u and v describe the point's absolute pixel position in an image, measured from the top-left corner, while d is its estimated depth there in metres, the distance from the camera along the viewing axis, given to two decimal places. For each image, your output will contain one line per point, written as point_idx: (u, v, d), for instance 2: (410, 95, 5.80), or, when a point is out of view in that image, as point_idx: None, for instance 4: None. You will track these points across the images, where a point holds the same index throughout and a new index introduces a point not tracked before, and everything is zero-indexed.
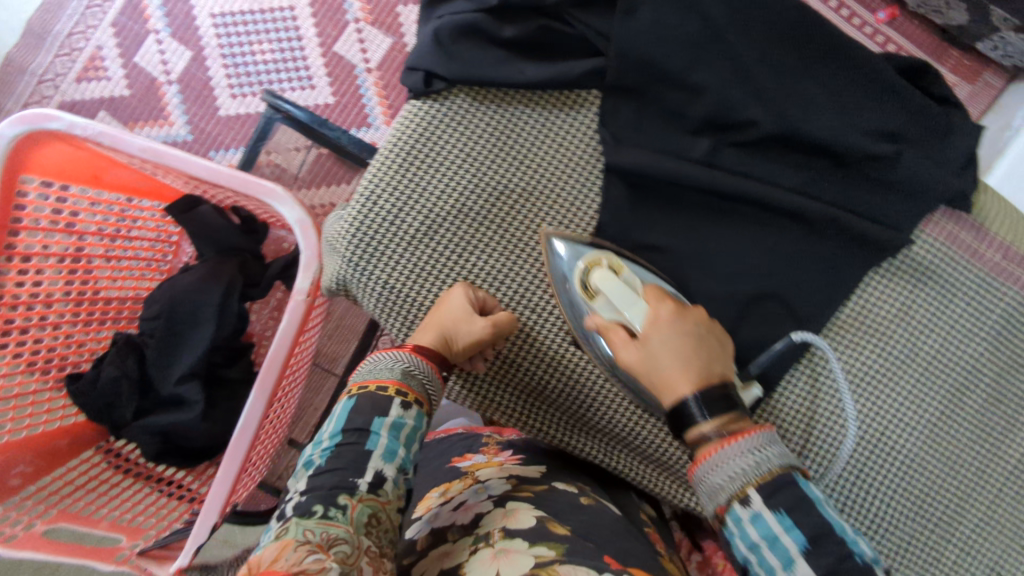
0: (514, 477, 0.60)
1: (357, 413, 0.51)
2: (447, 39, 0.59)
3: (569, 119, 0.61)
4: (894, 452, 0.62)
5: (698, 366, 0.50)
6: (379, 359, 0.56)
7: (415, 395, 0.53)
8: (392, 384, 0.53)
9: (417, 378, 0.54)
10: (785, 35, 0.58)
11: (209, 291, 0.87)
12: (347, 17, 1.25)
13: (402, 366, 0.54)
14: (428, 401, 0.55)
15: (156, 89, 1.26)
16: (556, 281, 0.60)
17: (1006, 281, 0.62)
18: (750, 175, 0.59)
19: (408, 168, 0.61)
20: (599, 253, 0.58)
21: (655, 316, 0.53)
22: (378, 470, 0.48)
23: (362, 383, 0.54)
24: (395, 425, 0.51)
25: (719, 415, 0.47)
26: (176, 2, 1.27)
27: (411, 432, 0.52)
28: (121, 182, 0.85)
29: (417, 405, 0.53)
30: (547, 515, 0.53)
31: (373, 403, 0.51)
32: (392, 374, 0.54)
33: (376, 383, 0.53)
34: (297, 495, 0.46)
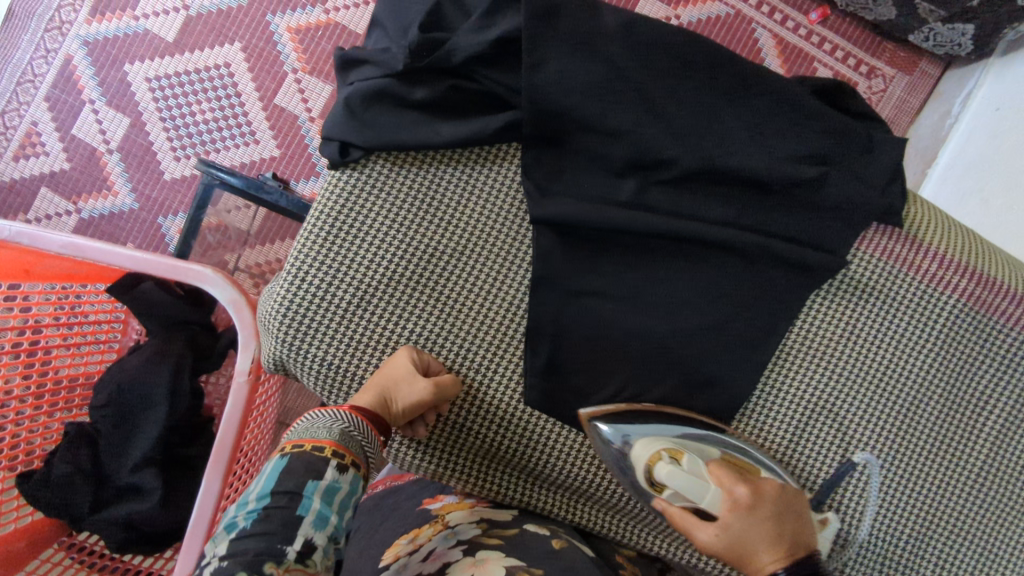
0: (483, 520, 0.60)
1: (288, 475, 0.49)
2: (359, 106, 0.58)
3: (492, 175, 0.61)
4: (850, 476, 0.62)
5: (786, 545, 0.51)
6: (317, 418, 0.55)
7: (352, 457, 0.52)
8: (329, 445, 0.51)
9: (354, 440, 0.53)
10: (698, 71, 0.58)
11: (158, 373, 0.85)
12: (284, 68, 1.24)
13: (339, 427, 0.53)
14: (365, 462, 0.54)
15: (96, 158, 1.24)
16: (609, 461, 0.59)
17: (947, 291, 0.62)
18: (679, 211, 0.59)
19: (333, 241, 0.59)
20: (655, 440, 0.56)
21: (732, 499, 0.53)
22: (307, 538, 0.46)
23: (298, 442, 0.52)
24: (329, 489, 0.49)
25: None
26: (108, 69, 1.24)
27: (345, 497, 0.50)
28: (55, 272, 0.81)
29: (353, 468, 0.52)
30: (519, 564, 0.51)
31: (308, 464, 0.50)
32: (328, 434, 0.52)
33: (313, 443, 0.51)
34: (216, 561, 0.44)
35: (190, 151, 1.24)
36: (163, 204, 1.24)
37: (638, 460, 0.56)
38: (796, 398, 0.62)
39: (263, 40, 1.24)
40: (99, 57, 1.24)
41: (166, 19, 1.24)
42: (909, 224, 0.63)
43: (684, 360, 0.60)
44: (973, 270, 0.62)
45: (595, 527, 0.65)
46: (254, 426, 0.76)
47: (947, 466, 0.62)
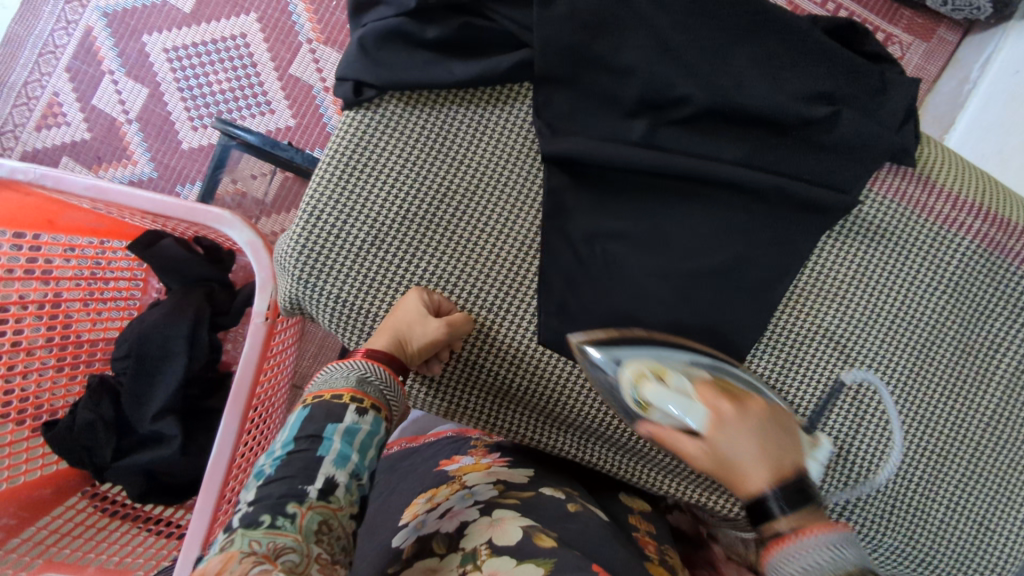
0: (500, 483, 0.61)
1: (310, 421, 0.51)
2: (373, 45, 0.58)
3: (504, 114, 0.61)
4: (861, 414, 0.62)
5: (773, 461, 0.50)
6: (335, 369, 0.56)
7: (372, 401, 0.53)
8: (347, 392, 0.52)
9: (372, 384, 0.54)
10: (709, 10, 0.58)
11: (176, 325, 0.87)
12: (300, 38, 1.25)
13: (356, 374, 0.54)
14: (387, 406, 0.55)
15: (116, 129, 1.26)
16: (605, 389, 0.57)
17: (959, 232, 0.62)
18: (689, 151, 0.60)
19: (349, 181, 0.60)
20: (642, 360, 0.55)
21: (717, 415, 0.52)
22: (329, 476, 0.48)
23: (316, 393, 0.53)
24: (349, 430, 0.50)
25: (801, 509, 0.47)
26: (127, 40, 1.26)
27: (366, 438, 0.51)
28: (77, 225, 0.83)
29: (374, 411, 0.53)
30: (534, 525, 0.52)
31: (327, 411, 0.51)
32: (346, 382, 0.53)
33: (331, 392, 0.53)
34: (244, 506, 0.46)
35: (207, 120, 1.26)
36: (181, 173, 1.27)
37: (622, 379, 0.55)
38: (805, 343, 0.62)
39: (279, 11, 1.25)
40: (118, 28, 1.26)
41: None
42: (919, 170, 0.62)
43: (694, 302, 0.61)
44: (987, 212, 0.62)
45: (598, 463, 0.66)
46: (271, 375, 0.78)
47: (957, 407, 0.62)
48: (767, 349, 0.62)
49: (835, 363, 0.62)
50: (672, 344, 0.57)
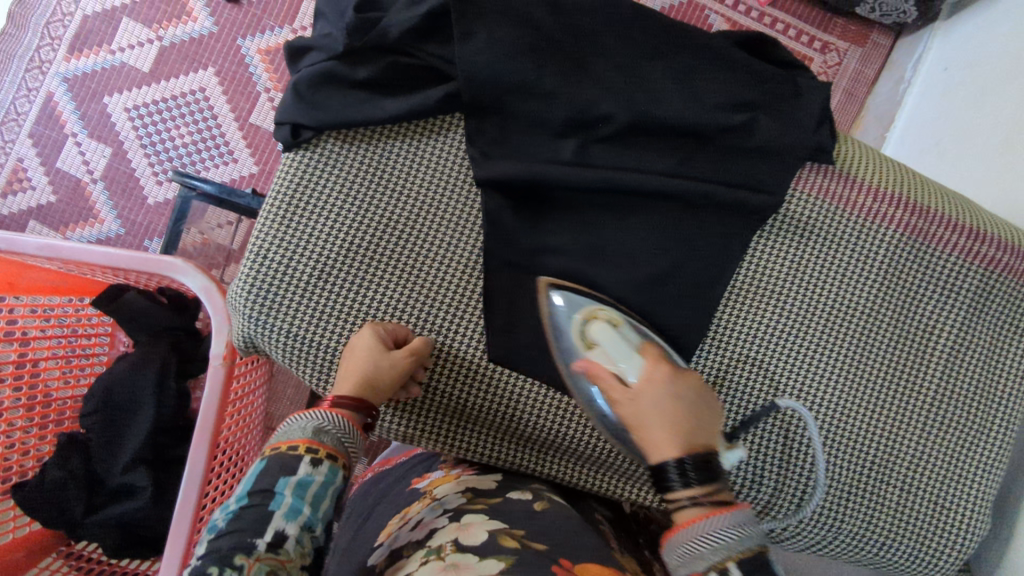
0: (469, 490, 0.61)
1: (265, 474, 0.52)
2: (307, 89, 0.61)
3: (436, 144, 0.64)
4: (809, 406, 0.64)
5: (686, 435, 0.53)
6: (295, 420, 0.57)
7: (328, 451, 0.53)
8: (301, 442, 0.53)
9: (329, 434, 0.54)
10: (621, 33, 0.62)
11: (143, 376, 0.88)
12: (257, 89, 1.34)
13: (312, 425, 0.54)
14: (345, 455, 0.55)
15: (82, 189, 1.33)
16: (555, 332, 0.62)
17: (881, 222, 0.65)
18: (619, 165, 0.62)
19: (292, 220, 0.62)
20: (597, 304, 0.62)
21: (652, 374, 0.57)
22: (278, 530, 0.48)
23: (275, 445, 0.55)
24: (301, 483, 0.51)
25: (702, 483, 0.50)
26: (88, 103, 1.34)
27: (321, 490, 0.52)
28: (37, 285, 0.84)
29: (330, 460, 0.53)
30: (501, 526, 0.53)
31: (281, 464, 0.52)
32: (302, 433, 0.54)
33: (287, 444, 0.54)
34: (195, 560, 0.46)
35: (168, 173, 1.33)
36: (149, 227, 1.33)
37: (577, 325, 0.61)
38: (744, 343, 0.64)
39: (235, 65, 1.34)
40: (79, 91, 1.34)
41: (141, 51, 1.34)
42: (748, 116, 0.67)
43: (638, 309, 0.63)
44: (906, 201, 0.65)
45: (556, 475, 0.67)
46: (233, 415, 0.79)
47: (901, 392, 0.64)
48: (713, 350, 0.64)
49: (777, 357, 0.64)
50: (630, 315, 0.62)
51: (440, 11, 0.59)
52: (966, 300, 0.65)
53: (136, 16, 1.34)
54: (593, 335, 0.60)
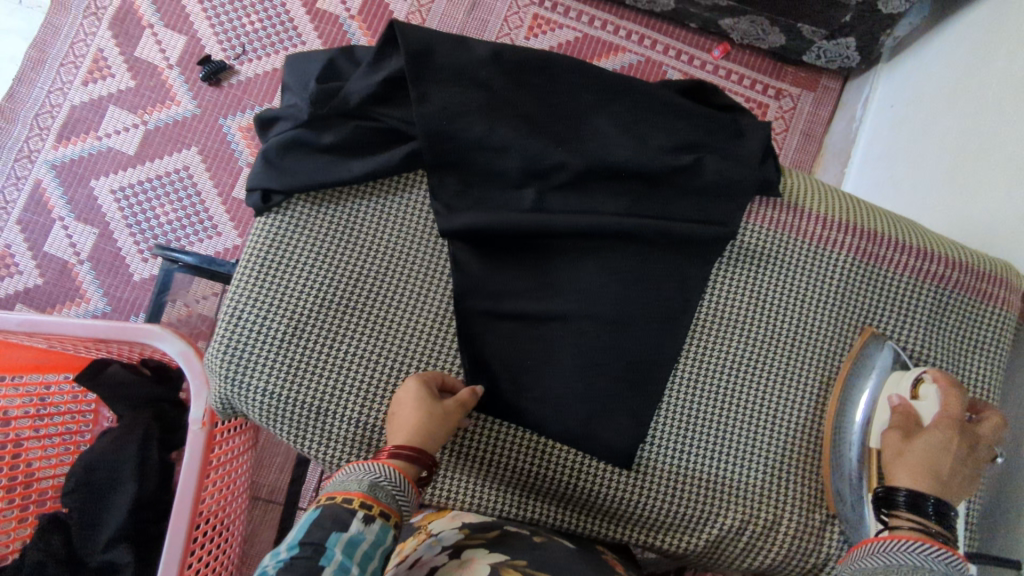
0: (466, 525, 0.61)
1: (317, 526, 0.48)
2: (275, 156, 0.65)
3: (401, 201, 0.67)
4: (780, 430, 0.65)
5: (938, 479, 0.52)
6: (350, 470, 0.55)
7: (382, 508, 0.51)
8: (359, 496, 0.51)
9: (384, 489, 0.52)
10: (567, 87, 0.66)
11: (124, 448, 0.88)
12: (240, 164, 1.40)
13: (368, 479, 0.52)
14: (399, 514, 0.52)
15: (69, 270, 1.35)
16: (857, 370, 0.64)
17: (831, 247, 0.68)
18: (575, 209, 0.65)
19: (265, 280, 0.64)
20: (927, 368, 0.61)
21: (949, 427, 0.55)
22: None
23: (329, 495, 0.52)
24: (351, 541, 0.48)
25: (920, 521, 0.50)
26: (75, 188, 1.38)
27: (370, 549, 0.48)
28: (19, 364, 0.87)
29: (382, 519, 0.50)
30: (502, 561, 0.52)
31: (335, 516, 0.49)
32: (358, 486, 0.52)
33: (343, 495, 0.51)
34: None
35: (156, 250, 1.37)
36: (135, 303, 1.35)
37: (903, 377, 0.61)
38: (711, 372, 0.66)
39: (219, 142, 1.40)
40: (66, 177, 1.38)
41: (127, 135, 1.39)
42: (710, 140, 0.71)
43: (607, 346, 0.64)
44: (853, 227, 0.68)
45: (542, 518, 0.66)
46: (217, 480, 0.79)
47: None
48: (681, 381, 0.65)
49: (743, 384, 0.66)
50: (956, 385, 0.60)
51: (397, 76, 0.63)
52: (923, 317, 0.67)
53: (123, 103, 1.40)
54: (924, 388, 0.58)
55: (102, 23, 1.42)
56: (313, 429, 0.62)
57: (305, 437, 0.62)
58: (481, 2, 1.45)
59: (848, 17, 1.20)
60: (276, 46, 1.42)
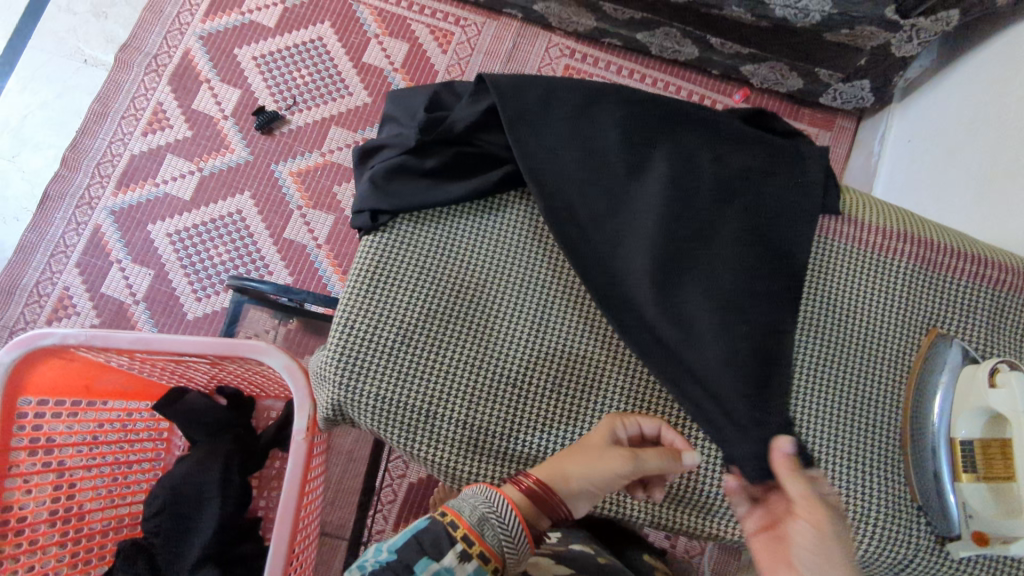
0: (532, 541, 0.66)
1: (413, 543, 0.57)
2: (382, 180, 0.74)
3: (496, 221, 0.76)
4: (859, 422, 0.70)
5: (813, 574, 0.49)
6: (473, 490, 0.61)
7: (481, 549, 0.56)
8: (466, 530, 0.57)
9: (492, 528, 0.57)
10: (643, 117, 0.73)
11: (209, 471, 0.90)
12: (290, 207, 1.46)
13: (479, 512, 0.58)
14: (501, 558, 0.57)
15: (124, 310, 1.40)
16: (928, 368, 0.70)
17: (893, 255, 0.74)
18: (658, 224, 0.71)
19: (374, 295, 0.71)
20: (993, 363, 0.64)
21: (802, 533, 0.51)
22: None
23: (444, 509, 0.59)
24: (441, 570, 0.55)
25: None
26: (133, 232, 1.44)
27: None
28: (111, 388, 0.89)
29: (478, 559, 0.56)
30: None
31: (432, 541, 0.57)
32: (468, 515, 0.58)
33: (451, 518, 0.58)
34: None
35: (209, 290, 1.41)
36: None
37: (977, 371, 0.64)
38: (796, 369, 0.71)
39: (270, 187, 1.47)
40: (125, 221, 1.44)
41: (183, 182, 1.47)
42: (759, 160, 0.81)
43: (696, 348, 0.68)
44: (913, 236, 0.74)
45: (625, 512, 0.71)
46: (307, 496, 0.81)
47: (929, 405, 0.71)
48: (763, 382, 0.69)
49: (824, 380, 0.71)
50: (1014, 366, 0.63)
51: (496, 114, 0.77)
52: (985, 318, 0.72)
53: (180, 152, 1.48)
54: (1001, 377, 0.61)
55: (162, 79, 1.51)
56: (422, 430, 0.68)
57: (414, 437, 0.68)
58: (516, 54, 1.55)
59: (864, 61, 1.29)
60: (325, 97, 1.51)
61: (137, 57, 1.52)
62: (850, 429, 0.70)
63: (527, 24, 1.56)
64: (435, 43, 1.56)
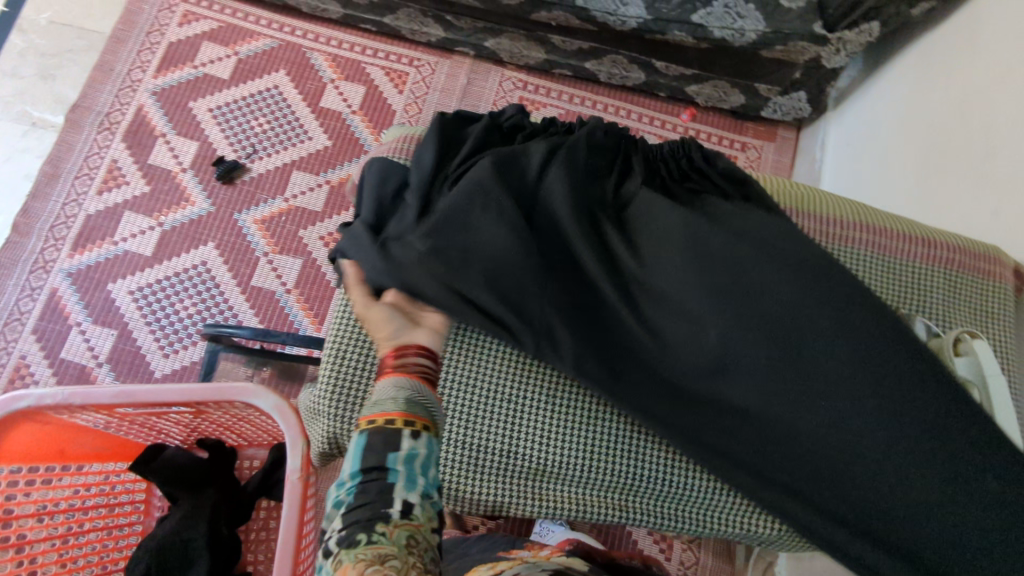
0: (565, 562, 0.59)
1: (371, 449, 0.56)
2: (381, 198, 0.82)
3: None
4: None
5: None
6: (380, 394, 0.62)
7: (422, 421, 0.59)
8: (398, 416, 0.58)
9: (417, 404, 0.60)
10: None
11: (195, 526, 0.86)
12: (256, 253, 1.45)
13: (403, 398, 0.60)
14: (435, 422, 0.61)
15: (87, 374, 1.34)
16: None
17: (850, 246, 0.82)
18: None
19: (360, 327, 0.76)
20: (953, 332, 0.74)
21: None
22: (404, 499, 0.54)
23: (369, 419, 0.59)
24: (408, 456, 0.57)
25: None
26: (93, 292, 1.40)
27: (425, 459, 0.58)
28: (85, 453, 0.85)
29: (425, 431, 0.59)
30: None
31: (385, 439, 0.57)
32: (395, 406, 0.59)
33: (383, 417, 0.58)
34: (336, 532, 0.52)
35: (177, 344, 1.38)
36: None
37: (941, 339, 0.74)
38: None
39: (234, 235, 1.45)
40: (83, 283, 1.40)
41: (143, 238, 1.44)
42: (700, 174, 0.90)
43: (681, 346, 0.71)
44: (866, 226, 0.83)
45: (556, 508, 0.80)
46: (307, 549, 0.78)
47: None
48: (735, 373, 0.76)
49: None
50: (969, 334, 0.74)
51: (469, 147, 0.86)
52: (939, 295, 0.80)
53: (138, 208, 1.46)
54: (964, 346, 0.73)
55: (116, 137, 1.50)
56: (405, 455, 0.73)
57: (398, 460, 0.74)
58: (471, 89, 1.60)
59: (797, 74, 1.38)
60: (285, 143, 1.52)
61: (89, 117, 1.51)
62: None
63: (479, 60, 1.62)
64: (391, 84, 1.60)
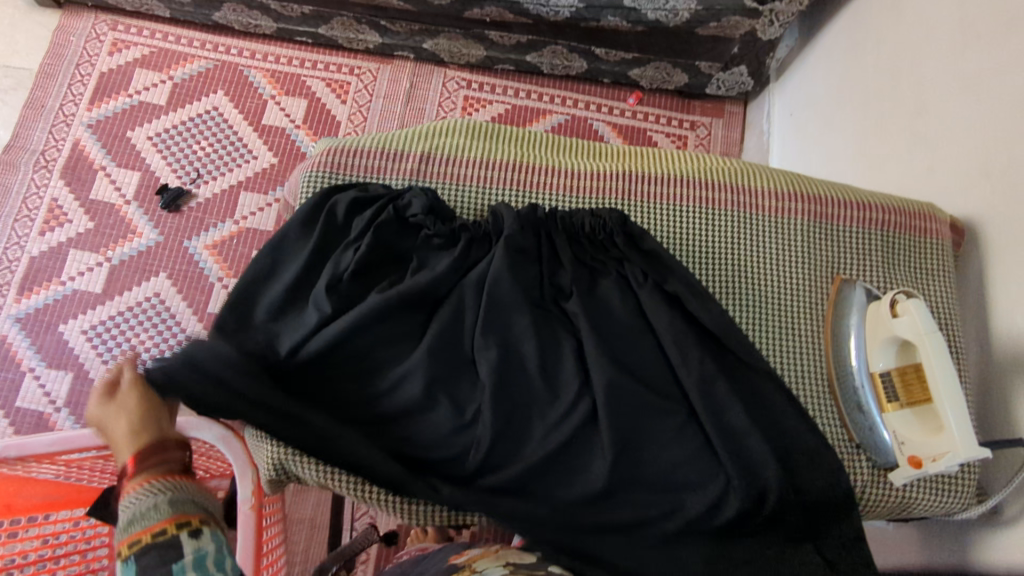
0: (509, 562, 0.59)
1: (146, 572, 0.49)
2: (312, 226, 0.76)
3: None
4: (790, 362, 0.77)
5: None
6: (133, 504, 0.54)
7: (198, 519, 0.54)
8: (167, 524, 0.52)
9: (185, 502, 0.54)
10: None
11: None
12: (210, 280, 1.42)
13: (165, 502, 0.53)
14: (212, 516, 0.55)
15: (45, 420, 1.31)
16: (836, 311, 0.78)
17: (786, 217, 0.83)
18: None
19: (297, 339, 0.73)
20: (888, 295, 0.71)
21: None
22: None
23: (130, 540, 0.51)
24: (195, 559, 0.50)
25: None
26: (44, 335, 1.36)
27: (218, 554, 0.52)
28: (34, 502, 0.82)
29: (206, 528, 0.53)
30: None
31: (159, 555, 0.50)
32: (160, 514, 0.52)
33: (149, 532, 0.51)
34: None
35: None
36: None
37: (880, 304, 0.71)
38: (744, 317, 0.79)
39: (185, 264, 1.42)
40: (33, 327, 1.36)
41: (92, 275, 1.40)
42: (632, 160, 0.89)
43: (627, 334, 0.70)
44: (801, 196, 0.83)
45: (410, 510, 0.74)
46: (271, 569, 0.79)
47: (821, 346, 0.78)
48: None
49: (756, 325, 0.78)
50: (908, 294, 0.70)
51: (394, 151, 0.84)
52: (876, 258, 0.81)
53: (84, 245, 1.42)
54: (902, 307, 0.68)
55: (54, 174, 1.46)
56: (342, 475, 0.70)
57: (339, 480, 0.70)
58: (415, 93, 1.58)
59: (736, 48, 1.39)
60: (229, 164, 1.49)
61: (23, 157, 1.46)
62: (786, 367, 0.77)
63: (420, 63, 1.60)
64: (333, 95, 1.57)
